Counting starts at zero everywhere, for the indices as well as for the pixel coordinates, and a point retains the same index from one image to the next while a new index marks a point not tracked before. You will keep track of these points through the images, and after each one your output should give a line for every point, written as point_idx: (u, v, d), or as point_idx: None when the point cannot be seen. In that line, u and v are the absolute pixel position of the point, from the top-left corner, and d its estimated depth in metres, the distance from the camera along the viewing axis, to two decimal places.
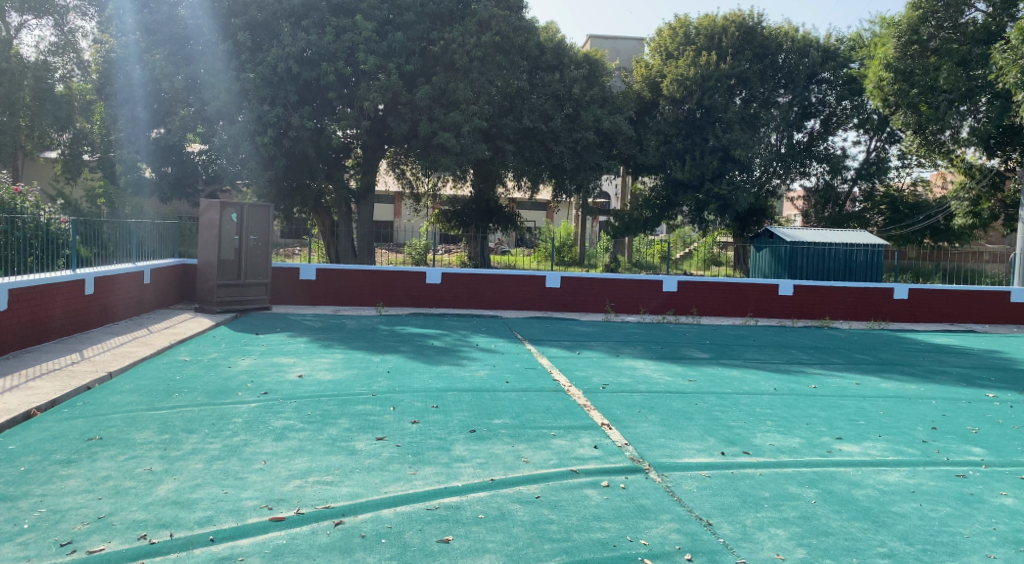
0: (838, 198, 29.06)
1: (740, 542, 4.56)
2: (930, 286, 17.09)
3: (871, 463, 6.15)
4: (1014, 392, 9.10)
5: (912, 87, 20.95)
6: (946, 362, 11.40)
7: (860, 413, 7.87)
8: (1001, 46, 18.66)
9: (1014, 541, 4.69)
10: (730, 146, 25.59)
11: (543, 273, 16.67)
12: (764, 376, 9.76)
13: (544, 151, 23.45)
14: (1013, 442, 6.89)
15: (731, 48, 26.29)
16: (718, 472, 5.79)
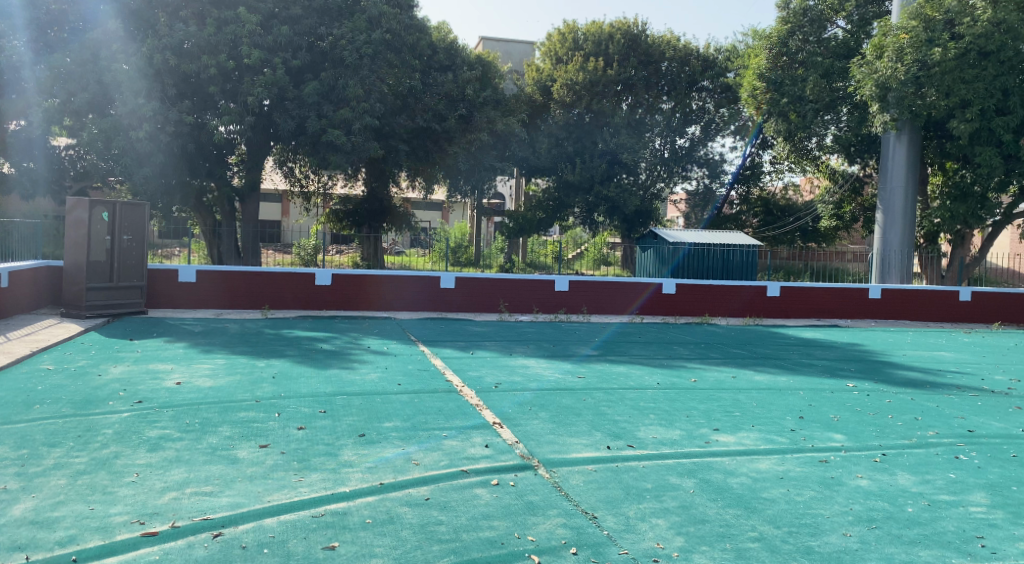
0: (717, 202, 30.64)
1: (623, 534, 4.72)
2: (801, 285, 18.16)
3: (745, 452, 6.50)
4: (870, 382, 9.83)
5: (782, 97, 22.22)
6: (813, 355, 12.15)
7: (735, 404, 8.30)
8: (858, 61, 19.99)
9: (867, 520, 5.07)
10: (617, 150, 26.62)
11: (437, 273, 16.64)
12: (648, 371, 10.12)
13: (436, 150, 23.42)
14: (870, 428, 7.42)
15: (618, 55, 27.18)
16: (604, 466, 5.97)
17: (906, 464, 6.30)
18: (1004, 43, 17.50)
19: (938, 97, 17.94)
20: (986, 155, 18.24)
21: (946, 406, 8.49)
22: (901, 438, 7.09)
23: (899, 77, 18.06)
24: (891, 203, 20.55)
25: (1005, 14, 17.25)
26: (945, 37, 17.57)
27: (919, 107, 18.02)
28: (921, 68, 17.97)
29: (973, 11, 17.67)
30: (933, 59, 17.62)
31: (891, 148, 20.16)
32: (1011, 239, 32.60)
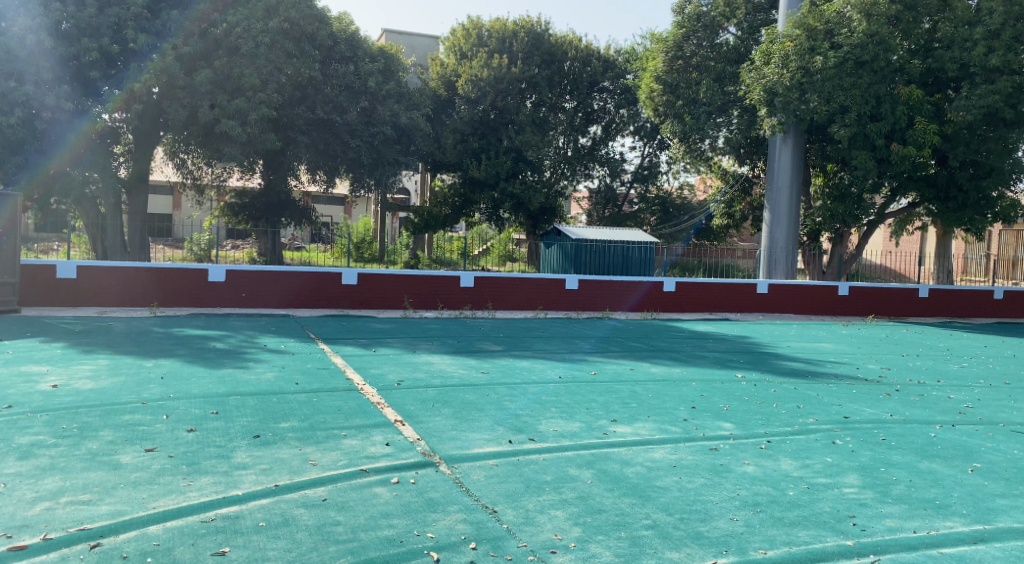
0: (617, 199, 31.21)
1: (522, 527, 4.78)
2: (694, 281, 18.80)
3: (641, 442, 6.70)
4: (758, 372, 10.32)
5: (678, 100, 22.92)
6: (706, 347, 12.63)
7: (632, 396, 8.54)
8: (748, 67, 20.94)
9: (752, 504, 5.31)
10: (522, 147, 26.56)
11: (339, 269, 16.34)
12: (550, 365, 10.28)
13: (339, 144, 23.02)
14: (757, 416, 7.78)
15: (521, 53, 27.47)
16: (504, 460, 6.02)
17: (789, 450, 6.64)
18: (877, 54, 18.50)
19: (819, 103, 19.01)
20: (862, 159, 19.22)
21: (825, 394, 9.01)
22: (784, 425, 7.46)
23: (785, 83, 19.15)
24: (778, 203, 21.48)
25: (877, 26, 18.26)
26: (825, 46, 18.60)
27: (803, 112, 19.07)
28: (804, 75, 18.99)
29: (851, 23, 18.58)
30: (815, 66, 18.63)
31: (777, 150, 21.16)
32: (884, 238, 34.85)
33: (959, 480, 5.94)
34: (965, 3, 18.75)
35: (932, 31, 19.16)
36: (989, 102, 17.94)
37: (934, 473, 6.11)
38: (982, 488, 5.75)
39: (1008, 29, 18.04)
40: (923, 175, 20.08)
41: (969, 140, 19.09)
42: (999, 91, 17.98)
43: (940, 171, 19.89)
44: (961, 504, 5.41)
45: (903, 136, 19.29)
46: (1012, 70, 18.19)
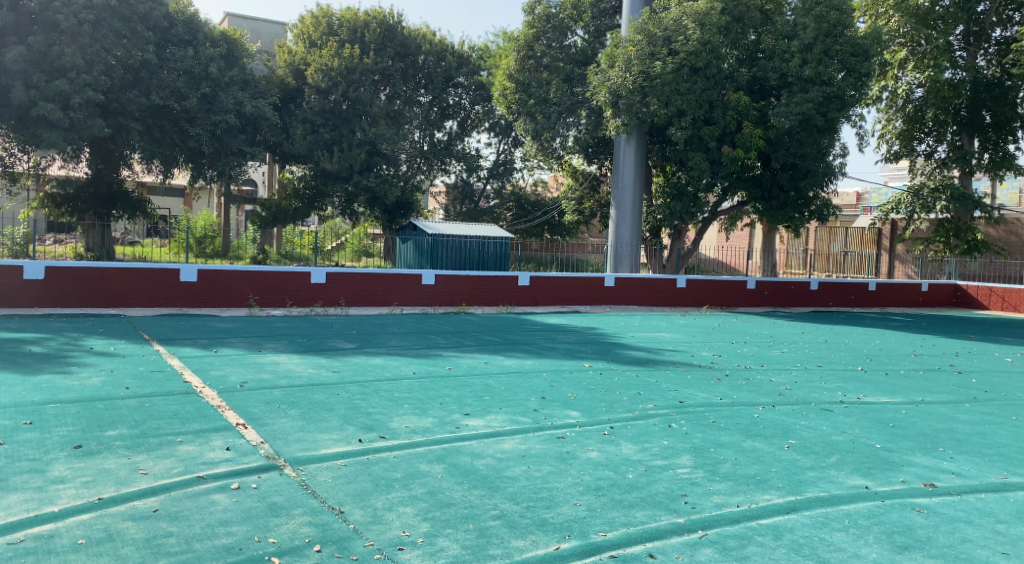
0: (474, 195, 31.39)
1: (369, 526, 4.73)
2: (547, 275, 19.24)
3: (491, 434, 6.79)
4: (605, 362, 10.72)
5: (530, 98, 23.35)
6: (557, 339, 12.97)
7: (485, 389, 8.64)
8: (595, 68, 21.67)
9: (595, 489, 5.52)
10: (376, 140, 26.34)
11: (177, 266, 15.46)
12: (403, 361, 10.21)
13: (178, 133, 21.81)
14: (601, 404, 8.08)
15: (374, 44, 27.03)
16: (353, 459, 5.93)
17: (630, 435, 6.94)
18: (710, 61, 19.71)
19: (658, 106, 19.99)
20: (697, 160, 20.41)
21: (665, 380, 9.50)
22: (626, 412, 7.79)
23: (628, 86, 19.98)
24: (624, 199, 22.30)
25: (710, 36, 19.47)
26: (664, 52, 19.67)
27: (643, 114, 20.05)
28: (645, 79, 19.96)
29: (686, 31, 19.77)
30: (655, 71, 19.65)
31: (621, 149, 22.01)
32: (718, 234, 37.11)
33: (777, 456, 6.45)
34: (784, 19, 20.24)
35: (757, 42, 20.65)
36: (804, 109, 19.44)
37: (757, 451, 6.58)
38: (796, 463, 6.26)
39: (819, 43, 19.60)
40: (750, 176, 21.49)
41: (789, 144, 20.72)
42: (812, 100, 19.58)
43: (764, 172, 21.38)
44: (778, 478, 5.87)
45: (733, 139, 20.52)
46: (823, 81, 19.77)
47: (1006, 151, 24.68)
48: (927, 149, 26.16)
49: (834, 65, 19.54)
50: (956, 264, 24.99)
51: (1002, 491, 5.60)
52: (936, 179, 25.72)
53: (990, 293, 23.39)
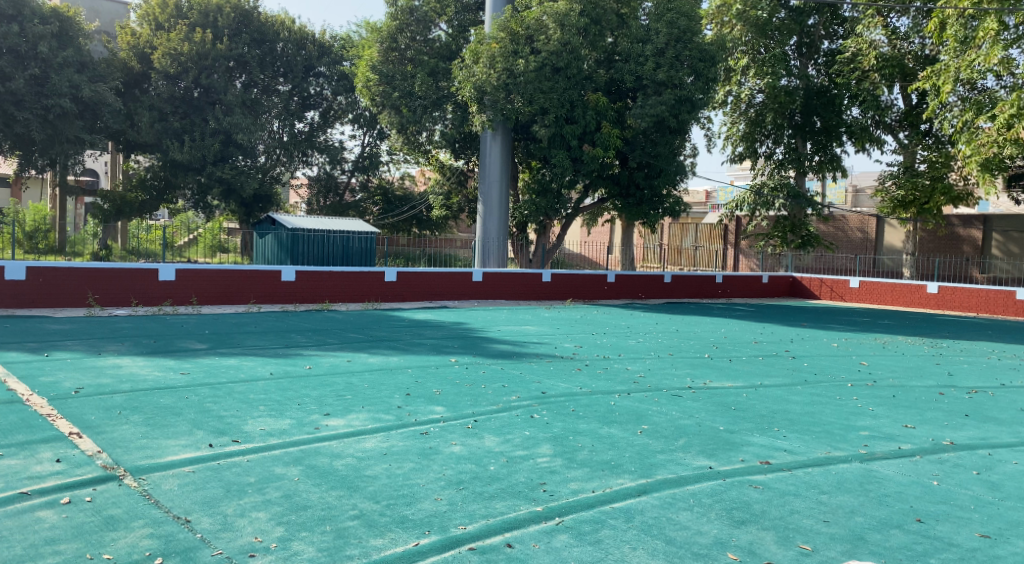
0: (338, 188, 30.73)
1: (217, 534, 4.55)
2: (415, 270, 19.18)
3: (352, 433, 6.70)
4: (469, 356, 10.80)
5: (395, 91, 23.04)
6: (423, 334, 12.94)
7: (347, 388, 8.50)
8: (459, 62, 21.59)
9: (457, 483, 5.56)
10: (231, 130, 25.27)
11: (3, 263, 14.27)
12: (259, 362, 9.88)
13: (4, 117, 20.32)
14: (465, 398, 8.14)
15: (227, 29, 25.89)
16: (202, 465, 5.69)
17: (492, 427, 7.04)
18: (570, 61, 20.23)
19: (522, 103, 20.38)
20: (559, 158, 20.95)
21: (528, 373, 9.69)
22: (489, 404, 7.90)
23: (492, 83, 20.23)
24: (490, 195, 22.53)
25: (570, 36, 19.92)
26: (527, 50, 19.89)
27: (508, 111, 20.33)
28: (509, 76, 20.15)
29: (547, 30, 20.16)
30: (517, 69, 19.87)
31: (487, 145, 22.14)
32: (579, 229, 38.18)
33: (631, 441, 6.74)
34: (638, 23, 21.06)
35: (614, 45, 21.35)
36: (658, 111, 20.35)
37: (612, 437, 6.85)
38: (648, 447, 6.56)
39: (671, 48, 20.62)
40: (609, 174, 22.27)
41: (644, 144, 21.53)
42: (665, 102, 20.47)
43: (622, 171, 22.17)
44: (631, 462, 6.14)
45: (593, 138, 21.21)
46: (675, 84, 20.74)
47: (832, 153, 26.95)
48: (767, 150, 28.03)
49: (684, 69, 20.55)
50: (792, 258, 26.80)
51: (827, 464, 6.11)
52: (774, 179, 27.65)
53: (821, 284, 25.35)
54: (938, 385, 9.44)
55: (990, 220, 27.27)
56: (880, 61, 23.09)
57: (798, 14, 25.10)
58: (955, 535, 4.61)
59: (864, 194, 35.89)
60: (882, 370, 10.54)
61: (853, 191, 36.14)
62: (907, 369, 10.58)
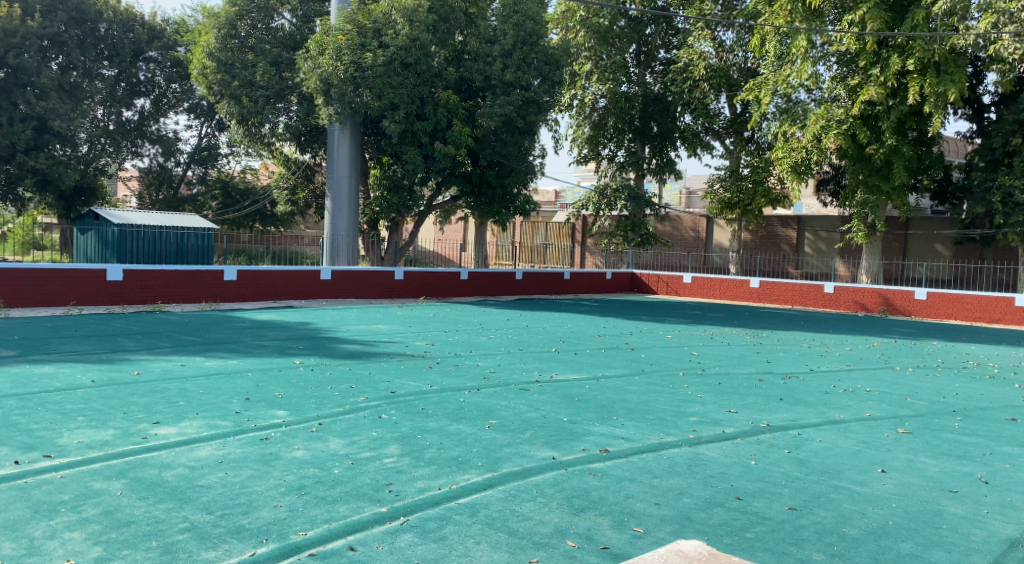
0: (172, 180, 29.01)
1: (22, 560, 4.19)
2: (259, 269, 18.51)
3: (184, 442, 6.37)
4: (315, 357, 10.54)
5: (234, 81, 22.08)
6: (265, 336, 12.49)
7: (180, 393, 8.07)
8: (304, 53, 20.76)
9: (297, 488, 5.43)
10: (45, 116, 23.34)
11: None
12: (81, 369, 9.19)
13: None
14: (310, 401, 7.94)
15: (40, 6, 23.81)
16: (8, 485, 5.23)
17: (338, 429, 6.91)
18: (419, 57, 20.18)
19: (371, 98, 19.87)
20: (411, 154, 20.68)
21: (376, 372, 9.59)
22: (335, 406, 7.75)
23: (339, 75, 19.44)
24: (340, 190, 21.75)
25: (418, 32, 19.84)
26: (375, 44, 19.57)
27: (357, 105, 19.73)
28: (356, 70, 19.55)
29: (395, 25, 19.95)
30: (366, 62, 19.44)
31: (335, 138, 21.53)
32: (431, 226, 38.18)
33: (478, 436, 6.82)
34: (486, 24, 21.34)
35: (463, 44, 21.52)
36: (507, 111, 20.67)
37: (460, 434, 6.90)
38: (494, 441, 6.67)
39: (518, 50, 21.00)
40: (461, 172, 22.18)
41: (494, 144, 21.79)
42: (513, 103, 20.85)
43: (474, 169, 22.20)
44: (477, 457, 6.22)
45: (444, 136, 21.24)
46: (522, 86, 21.25)
47: (668, 157, 28.38)
48: (610, 153, 29.12)
49: (531, 72, 21.12)
50: (632, 255, 27.85)
51: (660, 449, 6.46)
52: (616, 180, 28.86)
53: (658, 279, 26.68)
54: (758, 372, 10.21)
55: (804, 220, 29.73)
56: (710, 72, 24.59)
57: (636, 23, 26.19)
58: (768, 510, 5.00)
59: (696, 195, 38.11)
60: (711, 360, 11.25)
61: (687, 192, 38.31)
62: (731, 358, 11.38)
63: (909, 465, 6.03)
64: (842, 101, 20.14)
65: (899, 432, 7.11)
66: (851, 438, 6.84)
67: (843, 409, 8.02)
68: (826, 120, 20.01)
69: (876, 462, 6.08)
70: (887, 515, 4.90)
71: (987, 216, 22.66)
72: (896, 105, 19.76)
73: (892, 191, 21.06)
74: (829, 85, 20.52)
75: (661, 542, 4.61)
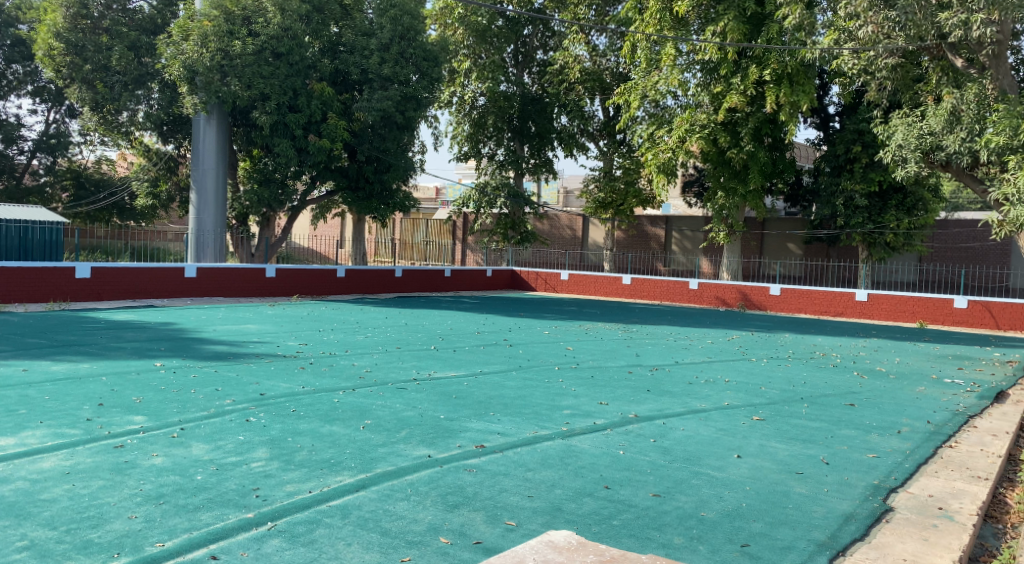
0: (15, 170, 26.78)
1: None
2: (115, 266, 17.49)
3: (26, 453, 5.92)
4: (178, 359, 10.05)
5: (86, 63, 20.79)
6: (122, 337, 11.79)
7: (22, 401, 7.50)
8: (165, 38, 19.82)
9: (155, 497, 5.15)
10: None
11: None
12: None
13: None
14: (171, 405, 7.56)
15: None
16: None
17: (201, 434, 6.62)
18: (292, 48, 19.65)
19: (240, 87, 19.12)
20: (284, 147, 20.06)
21: (245, 373, 9.25)
22: (199, 410, 7.41)
23: (205, 63, 18.72)
24: (205, 183, 20.83)
25: (291, 22, 19.35)
26: (244, 31, 19.01)
27: (224, 94, 18.92)
28: (223, 57, 18.96)
29: (266, 14, 19.43)
30: (233, 51, 18.87)
31: (201, 129, 20.49)
32: (306, 222, 37.22)
33: (351, 437, 6.70)
34: (362, 16, 21.07)
35: (338, 35, 20.97)
36: (385, 106, 20.40)
37: (332, 435, 6.76)
38: (368, 441, 6.57)
39: (395, 44, 20.87)
40: (337, 166, 21.57)
41: (371, 139, 21.28)
42: (391, 98, 20.61)
43: (351, 164, 21.75)
44: (350, 458, 6.11)
45: (319, 129, 20.67)
46: (400, 82, 21.03)
47: (545, 157, 28.77)
48: (489, 151, 29.20)
49: (408, 67, 20.95)
50: (512, 253, 28.05)
51: (534, 443, 6.55)
52: (496, 178, 28.76)
53: (537, 277, 27.01)
54: (627, 365, 10.55)
55: (672, 219, 30.88)
56: (583, 75, 25.52)
57: (513, 24, 26.58)
58: (634, 497, 5.18)
59: (573, 194, 38.92)
60: (585, 354, 11.53)
61: (564, 192, 39.07)
62: (604, 352, 11.70)
63: (762, 449, 6.39)
64: (705, 107, 21.14)
65: (753, 419, 7.53)
66: (711, 426, 7.18)
67: (705, 398, 8.42)
68: (690, 124, 21.02)
69: (732, 448, 6.41)
70: (741, 497, 5.18)
71: (832, 218, 24.39)
72: (754, 112, 21.12)
73: (746, 193, 22.48)
74: (694, 91, 21.36)
75: (532, 534, 4.68)
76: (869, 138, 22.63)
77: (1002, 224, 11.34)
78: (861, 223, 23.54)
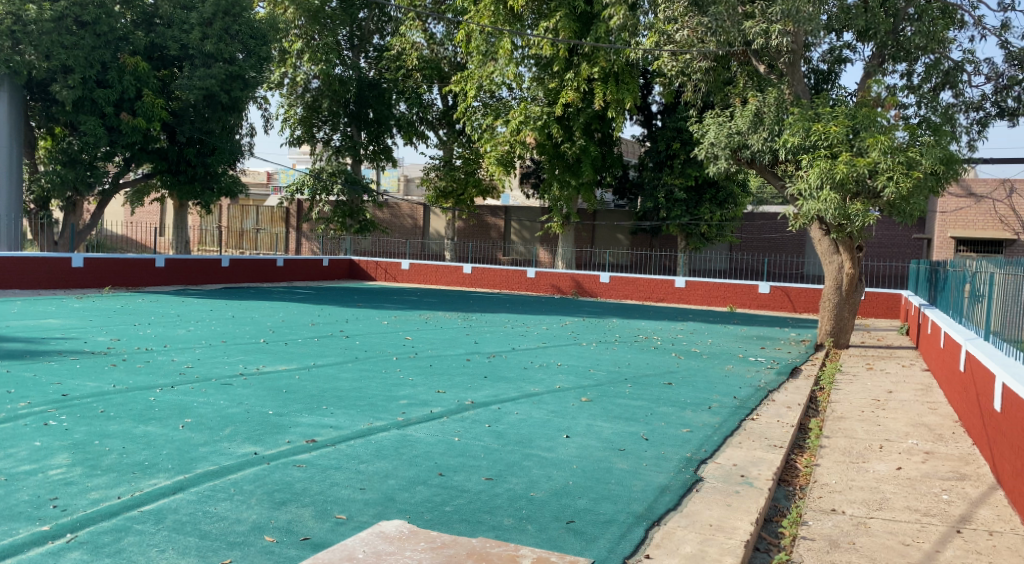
0: None
1: None
2: None
3: None
4: None
5: None
6: None
7: None
8: None
9: None
10: None
11: None
12: None
13: None
14: None
15: None
16: None
17: None
18: (99, 16, 18.08)
19: (37, 57, 17.58)
20: (91, 125, 18.31)
21: (44, 373, 8.41)
22: None
23: None
24: None
25: None
26: None
27: (17, 63, 17.29)
28: (16, 23, 17.27)
29: None
30: (29, 16, 17.21)
31: None
32: (122, 208, 34.54)
33: (169, 437, 6.24)
34: None
35: (153, 7, 19.66)
36: (208, 84, 19.22)
37: (146, 436, 6.26)
38: (187, 441, 6.15)
39: (219, 20, 19.70)
40: (154, 148, 20.25)
41: (194, 119, 20.07)
42: (214, 76, 19.43)
43: (171, 146, 20.39)
44: (167, 460, 5.68)
45: (132, 106, 19.24)
46: (225, 59, 19.90)
47: (385, 144, 28.12)
48: (324, 136, 28.27)
49: (233, 44, 19.87)
50: (350, 242, 27.67)
51: (367, 435, 6.38)
52: (332, 164, 28.02)
53: (377, 266, 26.58)
54: (465, 353, 10.56)
55: (511, 210, 31.37)
56: (421, 62, 25.41)
57: (348, 6, 25.93)
58: (467, 482, 5.16)
59: (413, 182, 38.58)
60: (422, 343, 11.43)
61: (404, 180, 38.66)
62: (441, 341, 11.65)
63: (589, 429, 6.58)
64: (539, 100, 21.66)
65: (582, 400, 7.74)
66: (542, 408, 7.31)
67: (538, 382, 8.58)
68: (525, 117, 21.43)
69: (562, 429, 6.55)
70: (568, 475, 5.29)
71: (655, 211, 25.66)
72: (586, 108, 21.71)
73: (580, 185, 23.03)
74: (529, 85, 21.82)
75: (362, 526, 4.54)
76: (688, 136, 23.99)
77: (796, 216, 12.41)
78: (679, 216, 24.83)
